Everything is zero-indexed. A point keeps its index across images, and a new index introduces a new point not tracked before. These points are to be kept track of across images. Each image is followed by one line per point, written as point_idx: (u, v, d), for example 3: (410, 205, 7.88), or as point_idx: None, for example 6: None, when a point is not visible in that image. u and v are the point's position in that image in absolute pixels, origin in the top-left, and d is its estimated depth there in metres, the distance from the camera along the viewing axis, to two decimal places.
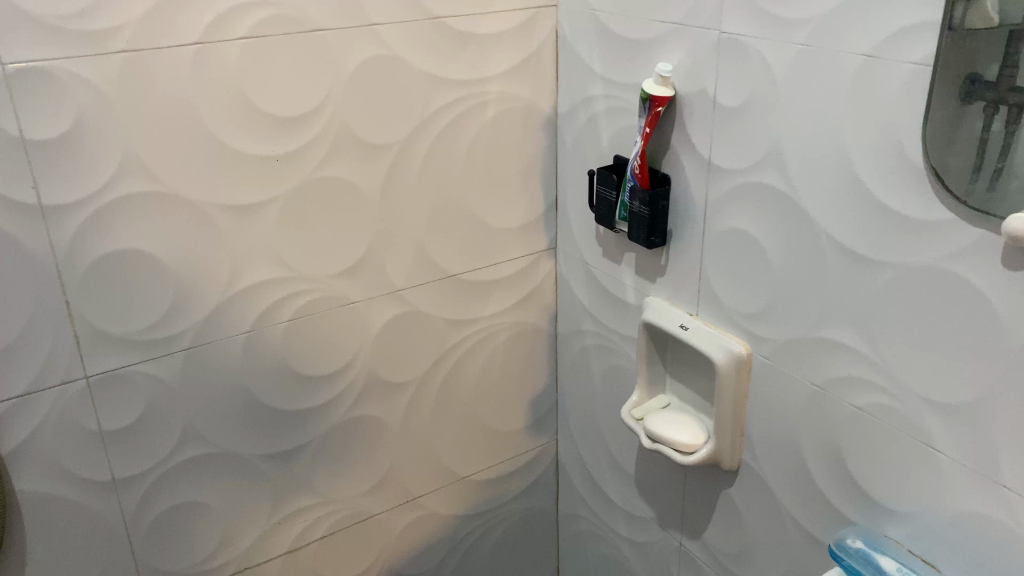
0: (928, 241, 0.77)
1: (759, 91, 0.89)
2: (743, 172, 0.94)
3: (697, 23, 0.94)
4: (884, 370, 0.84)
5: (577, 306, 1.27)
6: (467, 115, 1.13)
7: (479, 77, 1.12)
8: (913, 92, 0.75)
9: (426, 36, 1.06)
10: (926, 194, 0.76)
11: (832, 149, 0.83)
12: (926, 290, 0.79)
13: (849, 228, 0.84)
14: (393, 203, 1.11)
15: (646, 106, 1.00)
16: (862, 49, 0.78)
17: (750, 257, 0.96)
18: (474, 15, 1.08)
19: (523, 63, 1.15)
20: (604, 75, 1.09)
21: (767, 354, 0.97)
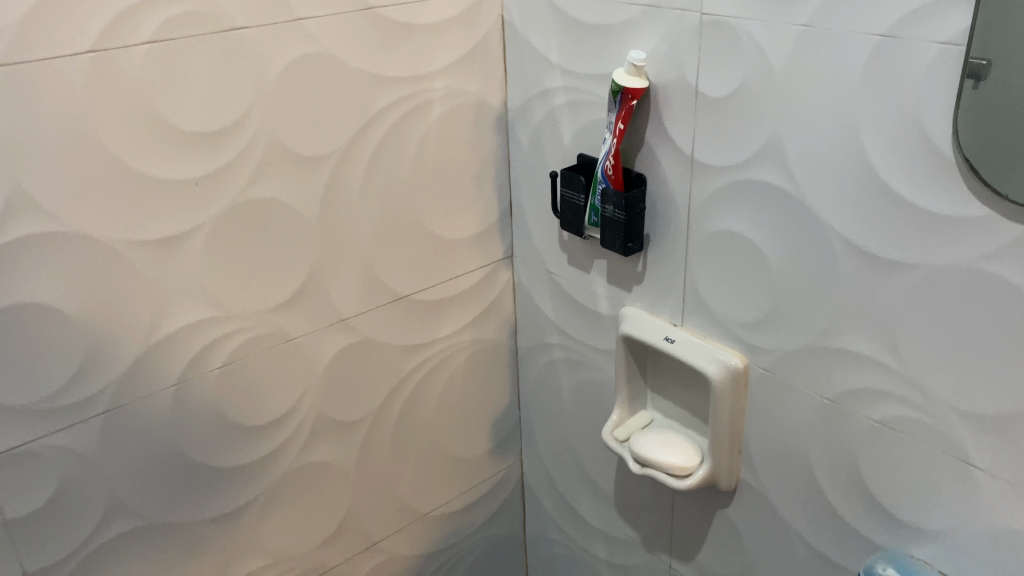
0: (962, 240, 0.69)
1: (751, 79, 0.80)
2: (734, 169, 0.85)
3: (672, 5, 0.84)
4: (907, 380, 0.77)
5: (541, 318, 1.17)
6: (410, 117, 1.01)
7: (422, 74, 1.00)
8: (938, 74, 0.67)
9: (360, 29, 0.93)
10: (958, 189, 0.68)
11: (843, 141, 0.75)
12: (958, 293, 0.71)
13: (867, 228, 0.76)
14: (335, 222, 0.98)
15: (616, 100, 0.89)
16: (876, 28, 0.69)
17: (747, 262, 0.87)
18: (413, 3, 0.96)
19: (469, 56, 1.03)
20: (563, 66, 0.98)
21: (768, 366, 0.89)
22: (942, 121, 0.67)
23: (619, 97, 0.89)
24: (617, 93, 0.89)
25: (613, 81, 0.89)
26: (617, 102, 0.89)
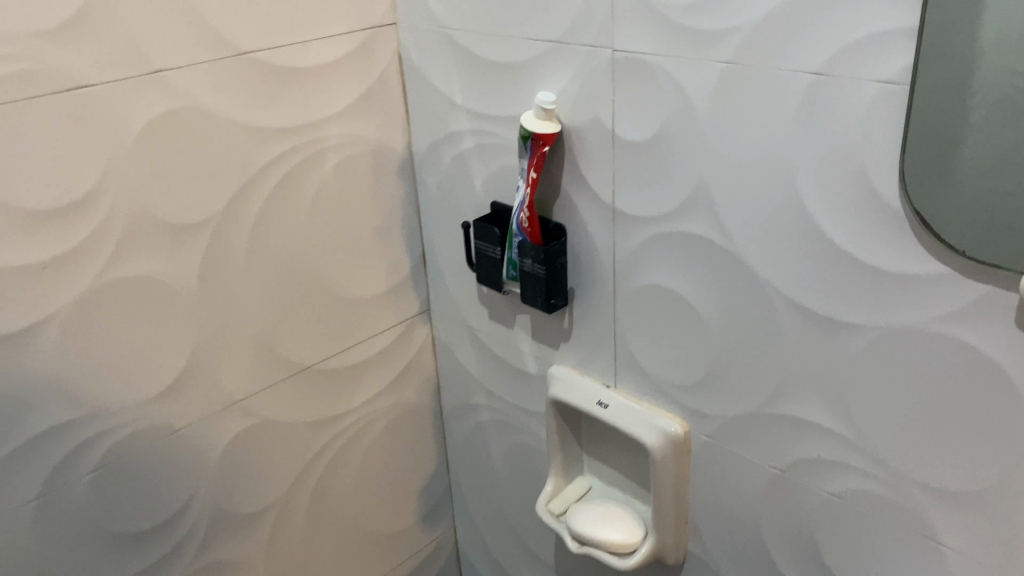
0: (917, 300, 0.62)
1: (673, 121, 0.71)
2: (661, 220, 0.76)
3: (582, 40, 0.75)
4: (866, 451, 0.69)
5: (464, 377, 1.07)
6: (301, 171, 0.90)
7: (312, 121, 0.89)
8: (880, 115, 0.59)
9: (235, 77, 0.81)
10: (909, 245, 0.61)
11: (779, 189, 0.67)
12: (917, 358, 0.63)
13: (810, 285, 0.68)
14: (220, 294, 0.86)
15: (528, 146, 0.80)
16: (808, 65, 0.61)
17: (681, 320, 0.78)
18: (296, 44, 0.85)
19: (365, 98, 0.93)
20: (468, 106, 0.89)
21: (711, 433, 0.80)
22: (889, 169, 0.60)
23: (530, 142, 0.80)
24: (528, 138, 0.80)
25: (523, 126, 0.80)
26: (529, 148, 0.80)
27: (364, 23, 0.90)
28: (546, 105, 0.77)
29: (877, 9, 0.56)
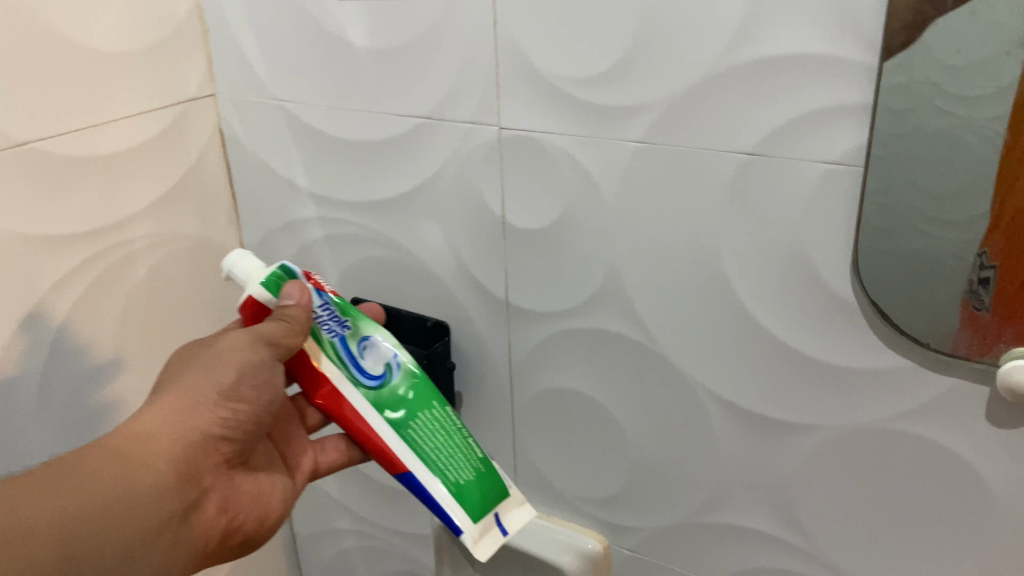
0: (869, 398, 0.55)
1: (573, 206, 0.62)
2: (562, 315, 0.67)
3: (458, 117, 0.64)
4: (819, 561, 0.62)
5: (323, 498, 0.92)
6: (110, 278, 0.72)
7: (115, 221, 0.72)
8: (828, 197, 0.52)
9: (12, 177, 0.62)
10: (864, 340, 0.54)
11: (702, 281, 0.59)
12: (872, 459, 0.57)
13: (741, 384, 0.60)
14: (8, 461, 0.66)
15: (351, 370, 0.54)
16: (742, 143, 0.53)
17: (591, 424, 0.69)
18: (90, 128, 0.68)
19: (182, 185, 0.77)
20: (315, 191, 0.76)
21: (634, 547, 0.72)
22: (839, 256, 0.53)
23: (331, 313, 0.54)
24: (357, 377, 0.54)
25: (362, 388, 0.54)
26: (350, 364, 0.54)
27: (176, 97, 0.75)
28: (233, 271, 0.54)
29: (822, 82, 0.49)
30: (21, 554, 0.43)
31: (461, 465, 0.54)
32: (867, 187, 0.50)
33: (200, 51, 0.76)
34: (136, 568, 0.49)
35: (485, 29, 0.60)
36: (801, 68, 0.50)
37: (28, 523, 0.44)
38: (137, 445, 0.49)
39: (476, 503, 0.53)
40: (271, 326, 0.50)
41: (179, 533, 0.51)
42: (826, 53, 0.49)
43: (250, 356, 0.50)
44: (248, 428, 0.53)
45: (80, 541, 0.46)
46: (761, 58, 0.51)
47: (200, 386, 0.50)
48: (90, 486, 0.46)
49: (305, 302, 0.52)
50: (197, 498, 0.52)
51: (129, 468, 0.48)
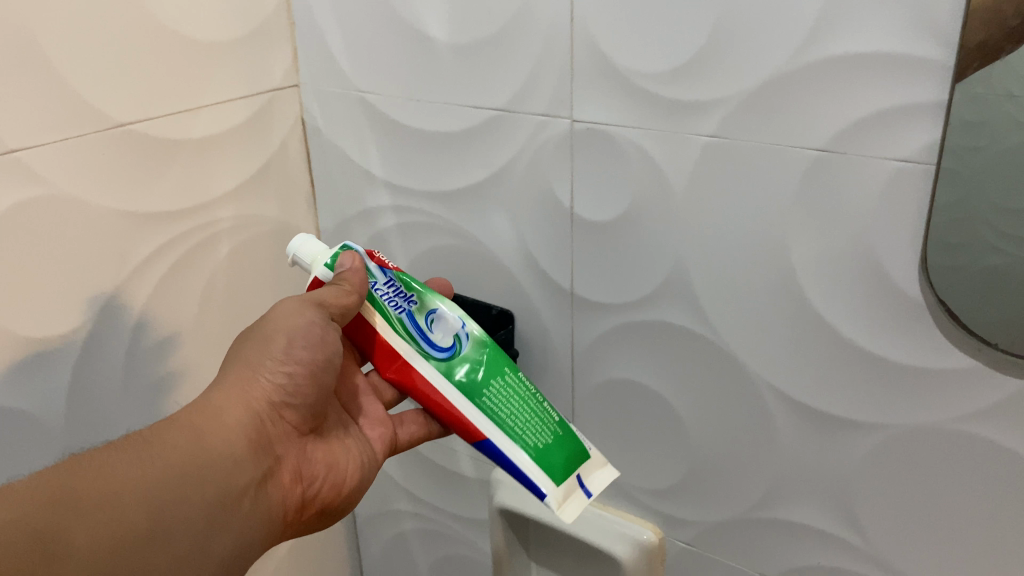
0: (933, 399, 0.55)
1: (641, 199, 0.63)
2: (626, 306, 0.68)
3: (532, 109, 0.66)
4: (878, 561, 0.62)
5: (385, 478, 0.96)
6: (194, 257, 0.76)
7: (201, 203, 0.75)
8: (898, 195, 0.52)
9: (109, 157, 0.66)
10: (931, 340, 0.53)
11: (767, 276, 0.59)
12: (933, 460, 0.57)
13: (802, 381, 0.60)
14: (97, 423, 0.71)
15: (421, 344, 0.56)
16: (812, 139, 0.54)
17: (649, 416, 0.71)
18: (182, 112, 0.71)
19: (265, 171, 0.81)
20: (389, 179, 0.79)
21: (690, 540, 0.73)
22: (908, 253, 0.53)
23: (397, 289, 0.57)
24: (427, 350, 0.56)
25: (433, 360, 0.56)
26: (420, 338, 0.56)
27: (262, 86, 0.78)
28: (297, 255, 0.59)
29: (896, 79, 0.50)
30: (112, 512, 0.46)
31: (539, 428, 0.55)
32: (936, 202, 0.50)
33: (287, 43, 0.80)
34: (222, 530, 0.51)
35: (562, 25, 0.62)
36: (875, 66, 0.50)
37: (116, 484, 0.47)
38: (204, 418, 0.52)
39: (557, 466, 0.54)
40: (318, 293, 0.54)
41: (258, 497, 0.54)
42: (899, 51, 0.49)
43: (303, 320, 0.53)
44: (311, 396, 0.57)
45: (167, 501, 0.48)
46: (835, 56, 0.51)
47: (258, 358, 0.55)
48: (167, 452, 0.50)
49: (358, 270, 0.55)
50: (269, 463, 0.55)
51: (200, 436, 0.51)
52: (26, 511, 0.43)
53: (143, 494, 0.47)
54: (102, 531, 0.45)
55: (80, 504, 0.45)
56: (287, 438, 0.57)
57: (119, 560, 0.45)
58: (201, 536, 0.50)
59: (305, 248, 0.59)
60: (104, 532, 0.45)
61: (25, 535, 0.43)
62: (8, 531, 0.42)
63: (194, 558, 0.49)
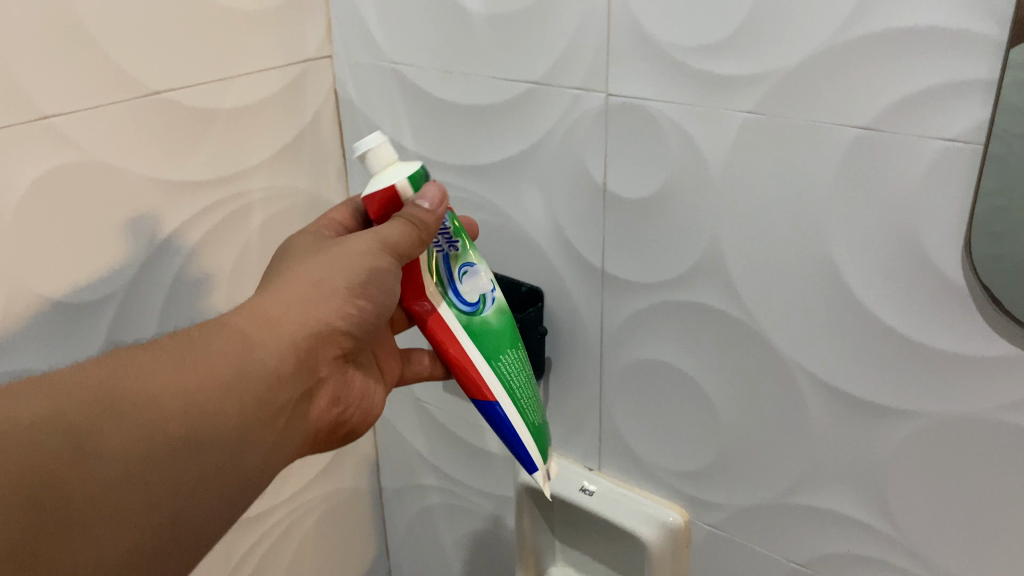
0: (972, 387, 0.53)
1: (676, 176, 0.62)
2: (657, 285, 0.67)
3: (567, 83, 0.65)
4: (909, 550, 0.61)
5: (413, 452, 0.97)
6: (227, 227, 0.76)
7: (235, 172, 0.76)
8: (942, 176, 0.50)
9: (144, 125, 0.67)
10: (972, 326, 0.52)
11: (803, 258, 0.58)
12: (971, 449, 0.55)
13: (836, 366, 0.59)
14: None
15: (449, 293, 0.57)
16: (856, 117, 0.52)
17: (678, 396, 0.70)
18: (217, 81, 0.71)
19: (298, 142, 0.81)
20: (421, 153, 0.79)
21: (716, 523, 0.72)
22: (951, 237, 0.51)
23: (445, 230, 0.57)
24: (453, 300, 0.57)
25: (456, 309, 0.57)
26: (448, 285, 0.57)
27: (296, 57, 0.78)
28: (371, 151, 0.54)
29: (946, 55, 0.48)
30: (150, 419, 0.43)
31: (532, 406, 0.59)
32: (980, 188, 0.48)
33: (321, 14, 0.79)
34: (256, 448, 0.49)
35: None
36: (923, 42, 0.48)
37: (158, 390, 0.44)
38: (261, 329, 0.49)
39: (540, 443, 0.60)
40: (394, 231, 0.51)
41: (292, 418, 0.52)
42: (951, 26, 0.47)
43: (374, 262, 0.52)
44: (368, 326, 0.55)
45: (209, 414, 0.46)
46: (881, 31, 0.49)
47: (328, 282, 0.52)
48: (218, 363, 0.47)
49: (438, 208, 0.52)
50: (312, 386, 0.53)
51: (254, 349, 0.49)
52: (59, 408, 0.41)
53: (180, 405, 0.44)
54: (137, 437, 0.43)
55: (117, 407, 0.42)
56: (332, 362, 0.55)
57: (150, 471, 0.43)
58: (235, 452, 0.47)
59: (380, 147, 0.54)
60: (138, 440, 0.43)
61: (56, 432, 0.40)
62: (39, 426, 0.40)
63: (222, 476, 0.47)
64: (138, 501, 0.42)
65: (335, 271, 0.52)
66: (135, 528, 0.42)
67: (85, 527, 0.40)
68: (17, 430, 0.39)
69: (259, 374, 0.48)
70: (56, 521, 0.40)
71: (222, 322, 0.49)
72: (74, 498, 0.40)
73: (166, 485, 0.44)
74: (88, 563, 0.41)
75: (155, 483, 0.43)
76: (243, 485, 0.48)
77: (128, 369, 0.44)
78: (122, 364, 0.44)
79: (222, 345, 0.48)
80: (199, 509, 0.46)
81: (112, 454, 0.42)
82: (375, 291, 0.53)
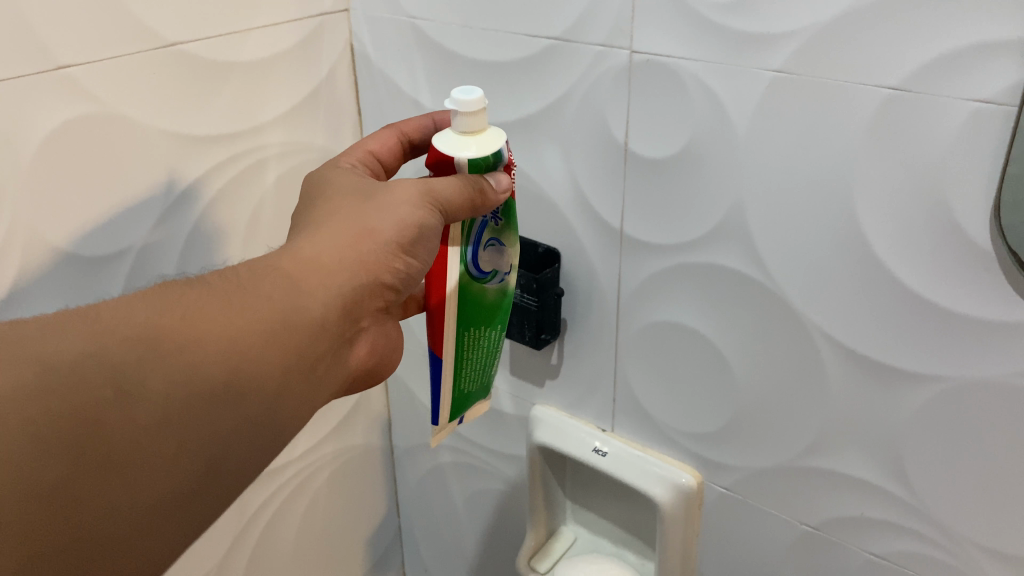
0: (993, 352, 0.53)
1: (699, 136, 0.61)
2: (676, 247, 0.67)
3: (590, 39, 0.64)
4: (923, 514, 0.61)
5: (425, 411, 0.97)
6: (242, 183, 0.76)
7: (250, 127, 0.75)
8: (974, 138, 0.49)
9: (158, 75, 0.65)
10: (997, 291, 0.51)
11: (825, 222, 0.57)
12: (990, 415, 0.55)
13: (856, 331, 0.59)
14: None
15: (470, 252, 0.56)
16: (886, 77, 0.51)
17: (693, 359, 0.70)
18: (233, 34, 0.70)
19: (313, 98, 0.80)
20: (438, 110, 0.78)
21: (729, 485, 0.73)
22: (980, 201, 0.50)
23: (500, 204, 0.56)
24: (469, 260, 0.56)
25: (465, 271, 0.56)
26: (474, 246, 0.56)
27: (312, 10, 0.77)
28: (458, 108, 0.51)
29: (982, 14, 0.47)
30: (191, 365, 0.43)
31: (474, 378, 0.61)
32: (1012, 149, 0.47)
33: None
34: (292, 398, 0.48)
35: None
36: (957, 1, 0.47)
37: (199, 334, 0.44)
38: (308, 276, 0.49)
39: (457, 410, 0.62)
40: (452, 191, 0.51)
41: (334, 364, 0.51)
42: None
43: (419, 215, 0.51)
44: (413, 282, 0.54)
45: (252, 361, 0.45)
46: None
47: (381, 233, 0.51)
48: (262, 311, 0.46)
49: (503, 189, 0.53)
50: (352, 335, 0.53)
51: (297, 296, 0.48)
52: (98, 346, 0.41)
53: (221, 350, 0.44)
54: (177, 381, 0.43)
55: (159, 349, 0.43)
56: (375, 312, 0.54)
57: (189, 415, 0.43)
58: (272, 403, 0.47)
59: (481, 109, 0.52)
60: (179, 383, 0.43)
61: (95, 370, 0.40)
62: (79, 365, 0.40)
63: (257, 427, 0.47)
64: (177, 448, 0.43)
65: (382, 220, 0.51)
66: (173, 474, 0.43)
67: (124, 471, 0.41)
68: (55, 376, 0.39)
69: (303, 326, 0.48)
70: (98, 463, 0.40)
71: (272, 272, 0.48)
72: (114, 438, 0.40)
73: (207, 430, 0.44)
74: (126, 507, 0.41)
75: (194, 427, 0.43)
76: (274, 437, 0.48)
77: (177, 314, 0.44)
78: (172, 309, 0.44)
79: (273, 297, 0.47)
80: (230, 459, 0.46)
81: (150, 400, 0.42)
82: (424, 244, 0.52)
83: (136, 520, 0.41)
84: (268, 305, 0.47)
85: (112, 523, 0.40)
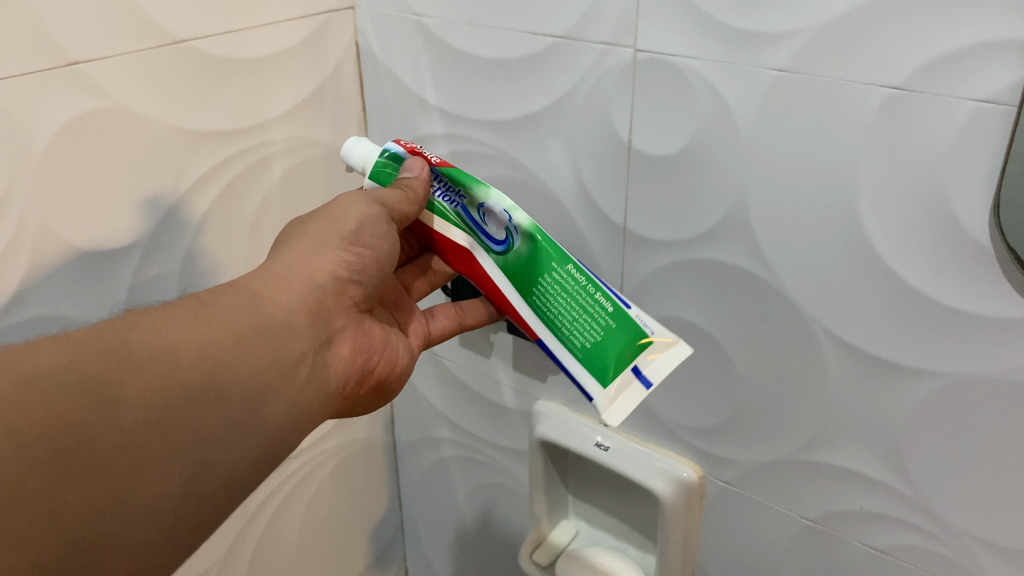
0: (992, 348, 0.54)
1: (702, 134, 0.62)
2: (679, 243, 0.67)
3: (595, 37, 0.65)
4: (921, 507, 0.62)
5: (428, 405, 0.98)
6: (248, 179, 0.77)
7: (256, 123, 0.76)
8: (973, 136, 0.50)
9: (165, 71, 0.66)
10: (996, 288, 0.52)
11: (826, 218, 0.58)
12: (988, 410, 0.56)
13: (856, 326, 0.60)
14: None
15: (481, 237, 0.59)
16: (887, 76, 0.52)
17: (695, 354, 0.70)
18: (239, 30, 0.71)
19: (319, 94, 0.81)
20: (443, 106, 0.79)
21: (730, 479, 0.73)
22: (980, 199, 0.51)
23: (445, 184, 0.59)
24: (487, 243, 0.59)
25: (493, 254, 0.59)
26: (477, 230, 0.59)
27: (318, 6, 0.77)
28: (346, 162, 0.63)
29: (984, 14, 0.47)
30: (167, 373, 0.46)
31: (584, 329, 0.57)
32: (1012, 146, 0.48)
33: None
34: (279, 397, 0.52)
35: None
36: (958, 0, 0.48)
37: (169, 345, 0.47)
38: (268, 287, 0.54)
39: (599, 369, 0.56)
40: (388, 192, 0.56)
41: (315, 364, 0.55)
42: None
43: (365, 215, 0.56)
44: (372, 273, 0.59)
45: (224, 363, 0.49)
46: None
47: (326, 235, 0.57)
48: (225, 317, 0.50)
49: (424, 174, 0.58)
50: (328, 337, 0.57)
51: (260, 304, 0.52)
52: (76, 361, 0.43)
53: (193, 354, 0.47)
54: (153, 388, 0.45)
55: (131, 361, 0.45)
56: (345, 312, 0.58)
57: (169, 420, 0.45)
58: (254, 406, 0.50)
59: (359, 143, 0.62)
60: (157, 390, 0.45)
61: (75, 382, 0.42)
62: (57, 378, 0.42)
63: (245, 430, 0.49)
64: (161, 452, 0.45)
65: (332, 229, 0.57)
66: (162, 477, 0.44)
67: (113, 476, 0.42)
68: (37, 389, 0.41)
69: (269, 327, 0.52)
70: (87, 470, 0.41)
71: (235, 289, 0.53)
72: (98, 446, 0.42)
73: (191, 434, 0.46)
74: (119, 507, 0.43)
75: (177, 431, 0.45)
76: (268, 439, 0.51)
77: (144, 329, 0.47)
78: (136, 325, 0.47)
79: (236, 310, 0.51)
80: (219, 463, 0.48)
81: (130, 410, 0.44)
82: (374, 239, 0.57)
83: (129, 521, 0.43)
84: (231, 313, 0.51)
85: (107, 525, 0.42)
